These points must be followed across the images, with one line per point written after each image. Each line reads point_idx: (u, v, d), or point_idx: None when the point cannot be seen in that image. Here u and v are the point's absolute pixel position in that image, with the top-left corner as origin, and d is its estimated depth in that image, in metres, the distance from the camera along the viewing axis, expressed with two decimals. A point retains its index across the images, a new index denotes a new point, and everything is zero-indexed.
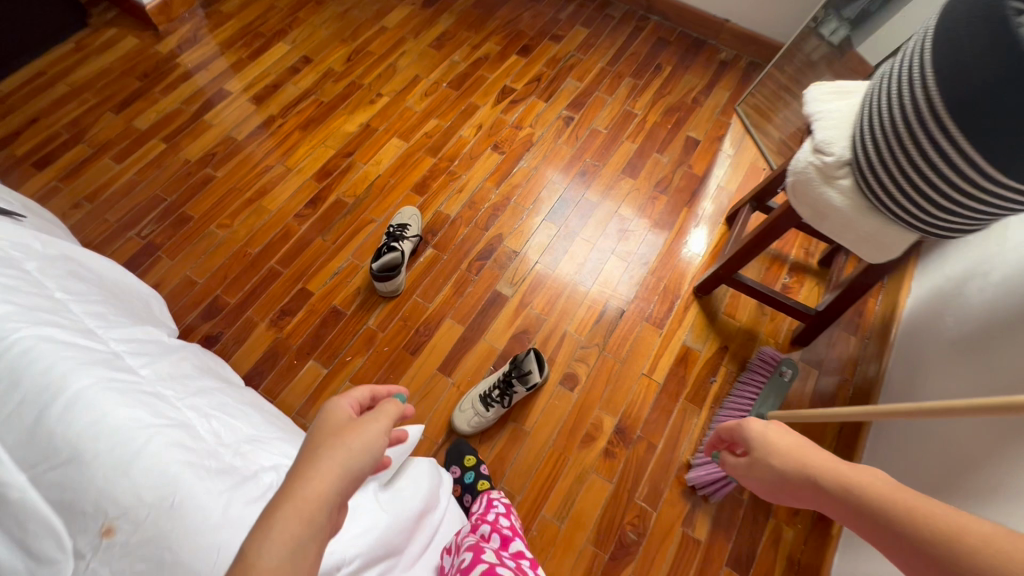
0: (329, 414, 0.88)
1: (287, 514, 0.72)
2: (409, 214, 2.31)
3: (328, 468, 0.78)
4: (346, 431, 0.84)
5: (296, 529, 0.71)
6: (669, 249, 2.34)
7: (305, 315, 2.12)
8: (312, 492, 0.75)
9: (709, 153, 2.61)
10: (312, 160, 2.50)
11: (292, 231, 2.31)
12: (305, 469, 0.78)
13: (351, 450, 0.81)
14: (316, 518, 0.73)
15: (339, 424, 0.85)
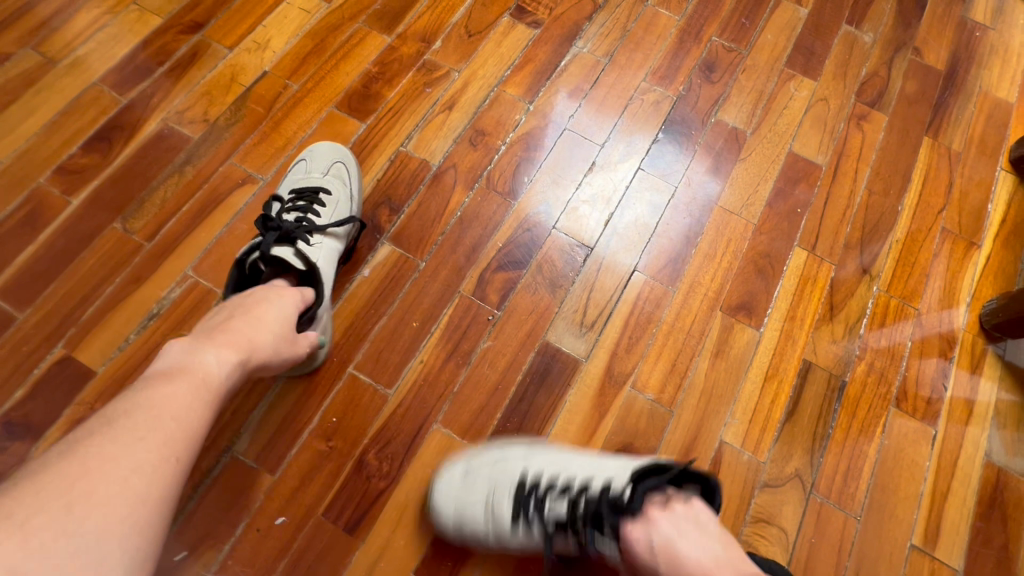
0: (266, 292, 0.76)
1: (165, 388, 0.59)
2: (328, 164, 0.97)
3: (242, 339, 0.69)
4: (257, 315, 0.72)
5: (161, 422, 0.56)
6: (910, 233, 1.08)
7: (68, 435, 0.83)
8: (217, 362, 0.65)
9: (949, 24, 1.29)
10: (105, 39, 1.09)
11: (45, 209, 0.95)
12: (200, 338, 0.67)
13: (263, 329, 0.71)
14: (188, 415, 0.59)
15: (261, 301, 0.75)
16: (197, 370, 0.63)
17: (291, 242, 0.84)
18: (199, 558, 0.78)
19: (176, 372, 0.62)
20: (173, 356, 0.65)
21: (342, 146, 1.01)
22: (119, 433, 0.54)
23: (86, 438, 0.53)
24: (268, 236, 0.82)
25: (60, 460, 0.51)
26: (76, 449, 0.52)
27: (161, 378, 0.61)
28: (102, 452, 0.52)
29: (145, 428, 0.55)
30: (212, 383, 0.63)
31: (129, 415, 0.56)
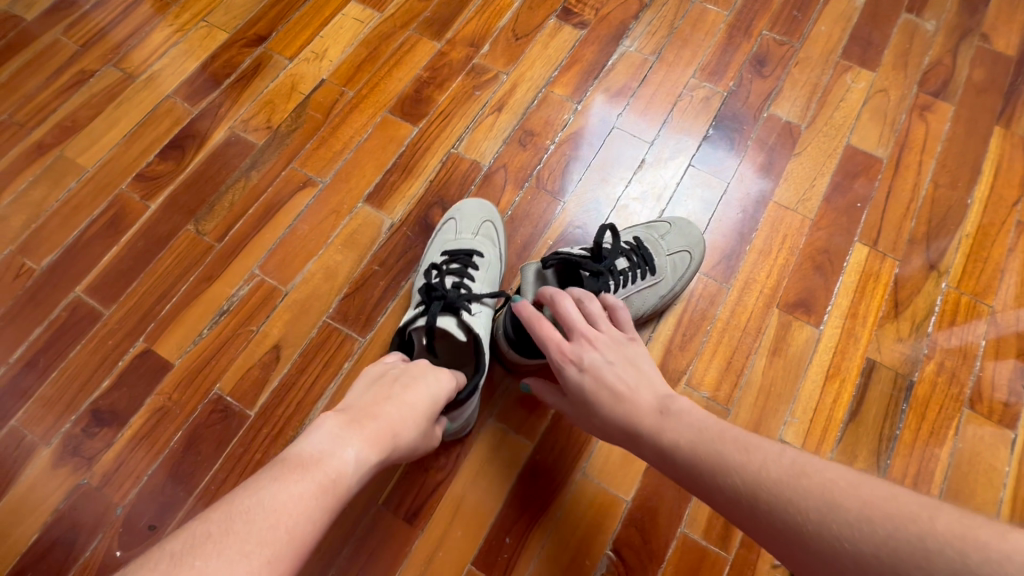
0: (419, 371, 0.68)
1: (300, 477, 0.49)
2: (477, 223, 0.96)
3: (393, 432, 0.59)
4: (411, 401, 0.63)
5: (282, 522, 0.46)
6: (980, 227, 1.02)
7: (149, 422, 0.88)
8: (360, 456, 0.54)
9: (1021, 7, 1.22)
10: (178, 55, 1.17)
11: (126, 213, 1.03)
12: (355, 421, 0.57)
13: (411, 420, 0.62)
14: (309, 525, 0.47)
15: (417, 385, 0.66)
16: (339, 459, 0.53)
17: (455, 312, 0.78)
18: None
19: (318, 460, 0.52)
20: (321, 437, 0.54)
21: (486, 207, 0.99)
22: (242, 531, 0.44)
23: (207, 531, 0.44)
24: (434, 305, 0.76)
25: (167, 565, 0.41)
26: (194, 543, 0.43)
27: (303, 458, 0.51)
28: (215, 561, 0.42)
29: (264, 528, 0.45)
30: (345, 488, 0.52)
31: (256, 503, 0.46)
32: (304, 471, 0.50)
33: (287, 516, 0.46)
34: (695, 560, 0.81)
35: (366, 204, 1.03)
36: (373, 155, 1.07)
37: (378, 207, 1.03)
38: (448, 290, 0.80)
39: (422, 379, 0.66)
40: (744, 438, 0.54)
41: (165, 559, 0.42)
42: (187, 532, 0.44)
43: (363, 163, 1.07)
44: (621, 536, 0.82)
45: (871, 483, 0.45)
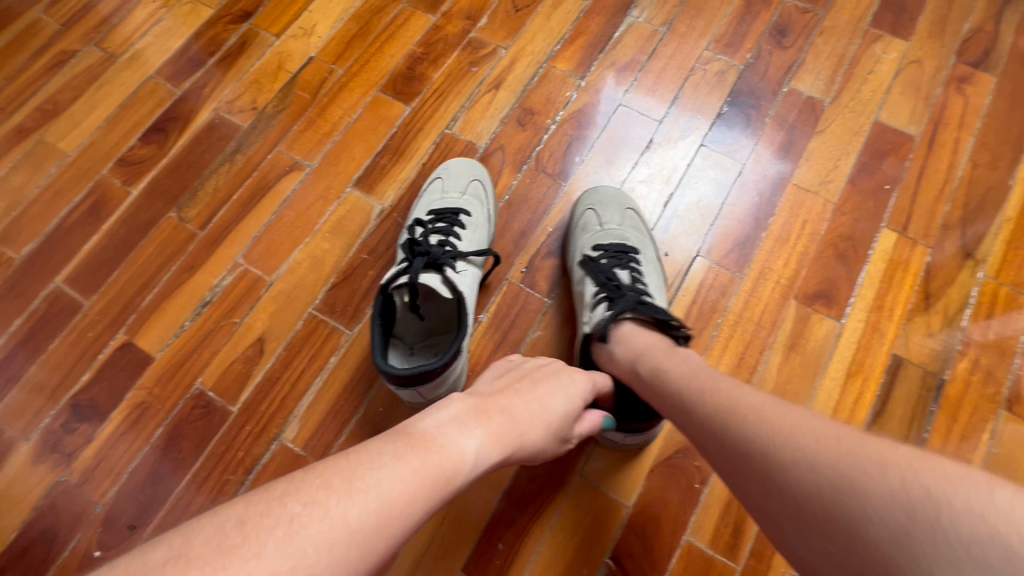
0: (564, 377, 0.66)
1: (417, 463, 0.45)
2: (464, 182, 0.92)
3: (516, 434, 0.55)
4: (540, 403, 0.60)
5: (391, 521, 0.42)
6: (1023, 211, 0.93)
7: (131, 417, 0.85)
8: (480, 452, 0.50)
9: None
10: (161, 33, 1.11)
11: (108, 199, 0.98)
12: (478, 413, 0.53)
13: (536, 422, 0.58)
14: (416, 525, 0.44)
15: (551, 389, 0.63)
16: (459, 451, 0.48)
17: (439, 269, 0.75)
18: None
19: (438, 446, 0.48)
20: (442, 420, 0.51)
21: (473, 162, 0.96)
22: (355, 517, 0.41)
23: (326, 500, 0.41)
24: (417, 261, 0.73)
25: (282, 535, 0.39)
26: (313, 511, 0.40)
27: (426, 439, 0.48)
28: (283, 530, 0.39)
29: (376, 523, 0.41)
30: (458, 486, 0.48)
31: (376, 485, 0.43)
32: (427, 455, 0.46)
33: (396, 515, 0.42)
34: (701, 570, 0.75)
35: (355, 188, 0.98)
36: (363, 137, 1.01)
37: (367, 191, 0.97)
38: (431, 246, 0.77)
39: (557, 383, 0.64)
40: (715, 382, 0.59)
41: (282, 522, 0.39)
42: (304, 491, 0.42)
43: (352, 146, 1.01)
44: (621, 543, 0.77)
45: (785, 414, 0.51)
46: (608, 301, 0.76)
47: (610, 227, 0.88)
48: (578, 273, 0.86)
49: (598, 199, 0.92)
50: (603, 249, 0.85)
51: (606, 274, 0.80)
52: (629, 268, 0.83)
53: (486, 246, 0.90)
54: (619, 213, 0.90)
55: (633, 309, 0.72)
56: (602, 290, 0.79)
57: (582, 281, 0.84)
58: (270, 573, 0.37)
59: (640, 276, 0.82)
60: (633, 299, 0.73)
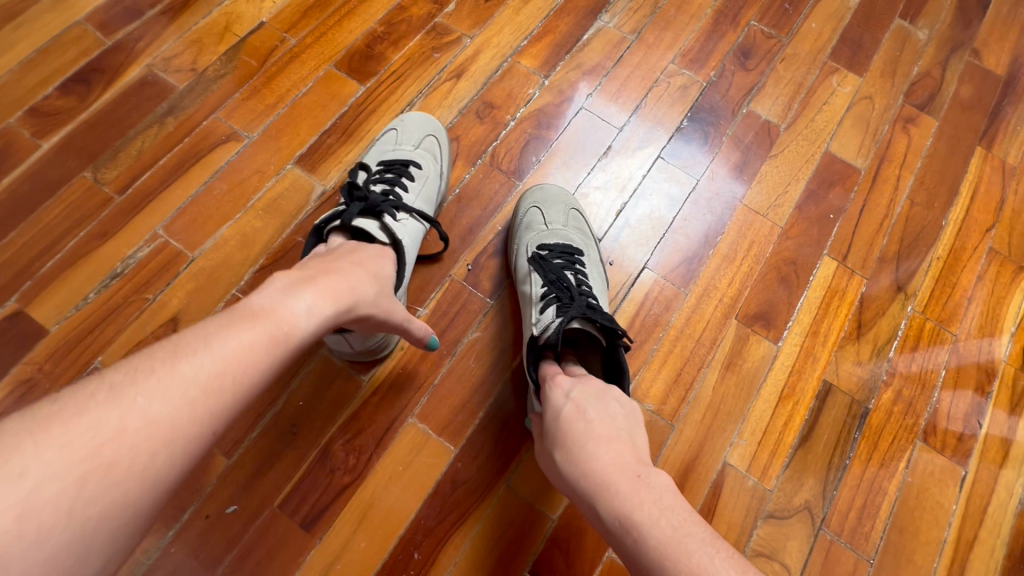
0: (359, 248, 0.66)
1: (253, 325, 0.47)
2: (419, 136, 0.89)
3: (349, 290, 0.56)
4: (358, 267, 0.60)
5: (234, 367, 0.45)
6: (952, 250, 0.97)
7: (13, 395, 0.76)
8: (303, 312, 0.51)
9: (1012, 27, 1.18)
10: None
11: (12, 150, 0.88)
12: (307, 279, 0.54)
13: (365, 283, 0.59)
14: (258, 370, 0.46)
15: (358, 261, 0.62)
16: (290, 310, 0.50)
17: (377, 216, 0.72)
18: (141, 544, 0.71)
19: (213, 338, 0.45)
20: (229, 315, 0.48)
21: (430, 117, 0.93)
22: (184, 370, 0.42)
23: (141, 369, 0.42)
24: (352, 205, 0.70)
25: (111, 399, 0.40)
26: (142, 374, 0.42)
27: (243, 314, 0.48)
28: (139, 397, 0.41)
29: (213, 370, 0.44)
30: (299, 338, 0.50)
31: (209, 343, 0.45)
32: (259, 318, 0.48)
33: (236, 364, 0.45)
34: None
35: (296, 166, 0.91)
36: (311, 113, 0.95)
37: (310, 170, 0.92)
38: (372, 193, 0.74)
39: (343, 262, 0.61)
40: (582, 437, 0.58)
41: (105, 388, 0.41)
42: (134, 365, 0.42)
43: (298, 121, 0.94)
44: (542, 557, 0.75)
45: (639, 483, 0.53)
46: (558, 303, 0.75)
47: (556, 227, 0.86)
48: (523, 267, 0.83)
49: (541, 196, 0.89)
50: (551, 249, 0.82)
51: (556, 274, 0.78)
52: (575, 268, 0.81)
53: (434, 202, 0.86)
54: (562, 212, 0.88)
55: (583, 315, 0.70)
56: (551, 290, 0.77)
57: (527, 274, 0.82)
58: (122, 429, 0.39)
59: (584, 278, 0.81)
60: (585, 305, 0.71)
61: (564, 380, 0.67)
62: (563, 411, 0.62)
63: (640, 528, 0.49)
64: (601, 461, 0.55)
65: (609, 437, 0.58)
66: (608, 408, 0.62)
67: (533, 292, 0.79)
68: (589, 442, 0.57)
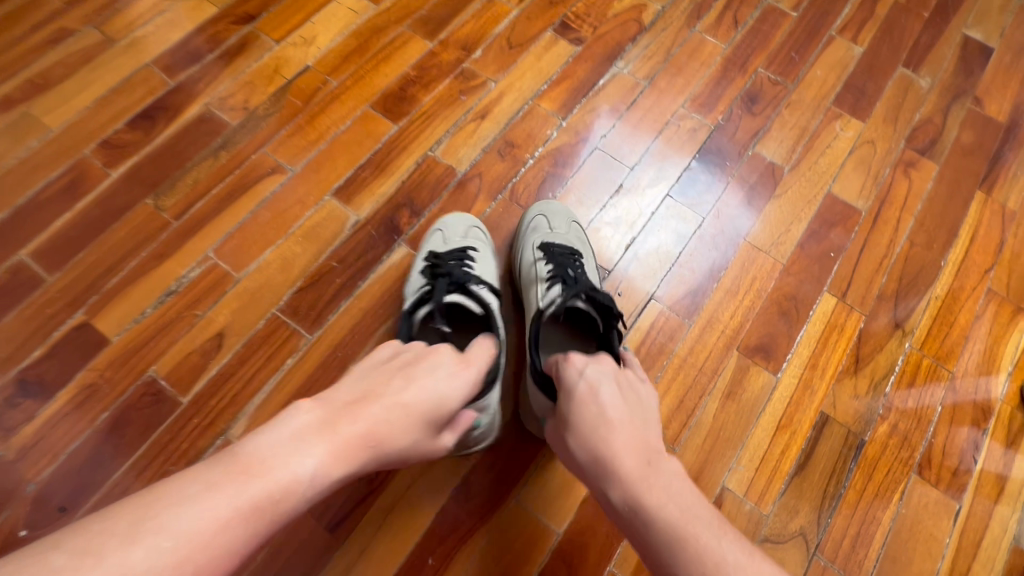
0: (439, 355, 0.66)
1: (250, 484, 0.48)
2: (465, 229, 0.96)
3: (377, 430, 0.57)
4: (399, 406, 0.59)
5: (223, 529, 0.46)
6: (950, 290, 1.01)
7: (77, 398, 0.85)
8: (308, 472, 0.51)
9: (1014, 76, 1.23)
10: (164, 23, 1.14)
11: (85, 178, 0.99)
12: (333, 420, 0.55)
13: (398, 429, 0.59)
14: (214, 561, 0.45)
15: (410, 385, 0.61)
16: (290, 472, 0.50)
17: (464, 288, 0.79)
18: None
19: (231, 480, 0.48)
20: (265, 445, 0.51)
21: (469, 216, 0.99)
22: (142, 556, 0.42)
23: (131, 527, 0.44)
24: (442, 284, 0.78)
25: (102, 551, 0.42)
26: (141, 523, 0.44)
27: (255, 463, 0.50)
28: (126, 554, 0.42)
29: (193, 537, 0.44)
30: (289, 503, 0.50)
31: (201, 501, 0.46)
32: (260, 473, 0.49)
33: (213, 535, 0.45)
34: None
35: (334, 197, 1.01)
36: (349, 149, 1.05)
37: (345, 201, 1.01)
38: (452, 269, 0.82)
39: (405, 377, 0.62)
40: (600, 426, 0.62)
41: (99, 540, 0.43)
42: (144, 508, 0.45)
43: (336, 156, 1.04)
44: (546, 568, 0.80)
45: (663, 479, 0.57)
46: (562, 284, 0.82)
47: (558, 232, 0.93)
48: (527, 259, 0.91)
49: (546, 206, 0.97)
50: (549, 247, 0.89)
51: (560, 261, 0.86)
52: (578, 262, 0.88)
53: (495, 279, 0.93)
54: (566, 223, 0.96)
55: (588, 294, 0.78)
56: (556, 272, 0.85)
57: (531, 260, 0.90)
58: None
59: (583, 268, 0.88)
60: (591, 286, 0.79)
61: (578, 360, 0.69)
62: (576, 391, 0.65)
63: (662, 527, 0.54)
64: (609, 449, 0.60)
65: (628, 423, 0.62)
66: (622, 397, 0.65)
67: (536, 275, 0.88)
68: (607, 434, 0.61)
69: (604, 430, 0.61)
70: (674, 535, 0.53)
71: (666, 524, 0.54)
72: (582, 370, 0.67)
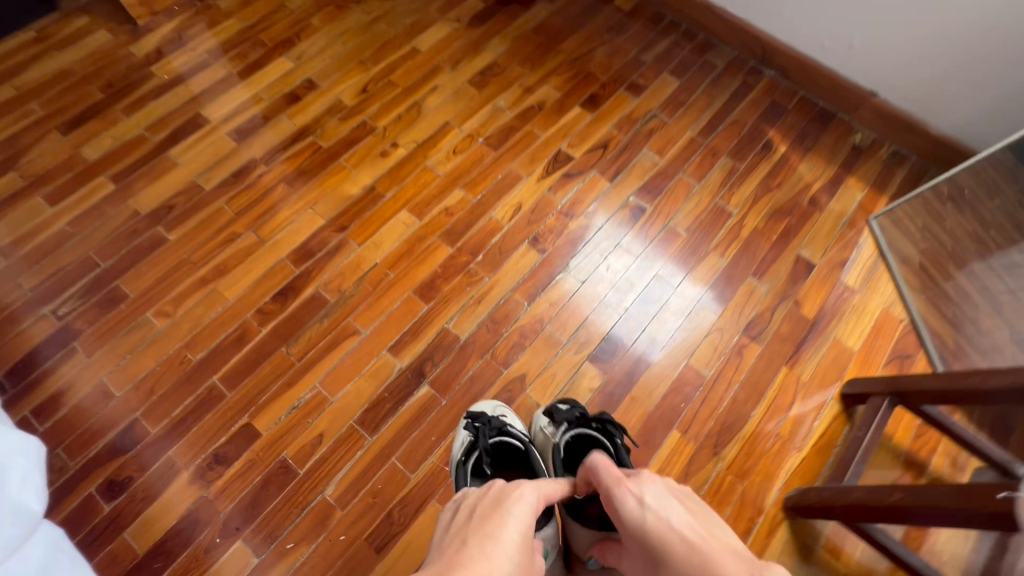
0: (522, 493, 1.03)
1: None
2: (493, 408, 1.57)
3: (500, 562, 0.90)
4: (508, 540, 0.94)
5: None
6: (753, 432, 1.67)
7: (245, 466, 1.56)
8: None
9: (825, 285, 1.90)
10: (294, 229, 1.91)
11: (248, 332, 1.74)
12: (470, 559, 0.89)
13: (510, 554, 0.92)
14: None
15: (507, 515, 0.98)
16: None
17: (502, 433, 1.41)
18: (300, 549, 1.48)
19: None
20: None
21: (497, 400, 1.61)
22: None
23: None
24: (491, 429, 1.41)
25: None
26: None
27: (460, 552, 0.91)
28: None
29: None
30: None
31: None
32: None
33: None
34: None
35: (388, 351, 1.72)
36: (398, 319, 1.77)
37: (394, 354, 1.72)
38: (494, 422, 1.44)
39: (502, 516, 0.97)
40: (674, 535, 0.93)
41: None
42: None
43: (391, 324, 1.76)
44: None
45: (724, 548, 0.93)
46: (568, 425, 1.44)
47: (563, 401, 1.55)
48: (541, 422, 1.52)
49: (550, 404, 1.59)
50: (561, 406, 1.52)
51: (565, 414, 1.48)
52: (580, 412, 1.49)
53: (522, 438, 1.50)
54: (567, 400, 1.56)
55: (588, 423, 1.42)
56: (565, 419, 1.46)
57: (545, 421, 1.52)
58: None
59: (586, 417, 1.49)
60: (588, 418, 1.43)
61: (633, 485, 1.00)
62: (650, 517, 0.95)
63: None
64: (667, 523, 0.95)
65: (686, 525, 0.95)
66: (670, 506, 0.98)
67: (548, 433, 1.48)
68: (680, 536, 0.93)
69: (684, 533, 0.94)
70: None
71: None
72: (649, 495, 0.99)
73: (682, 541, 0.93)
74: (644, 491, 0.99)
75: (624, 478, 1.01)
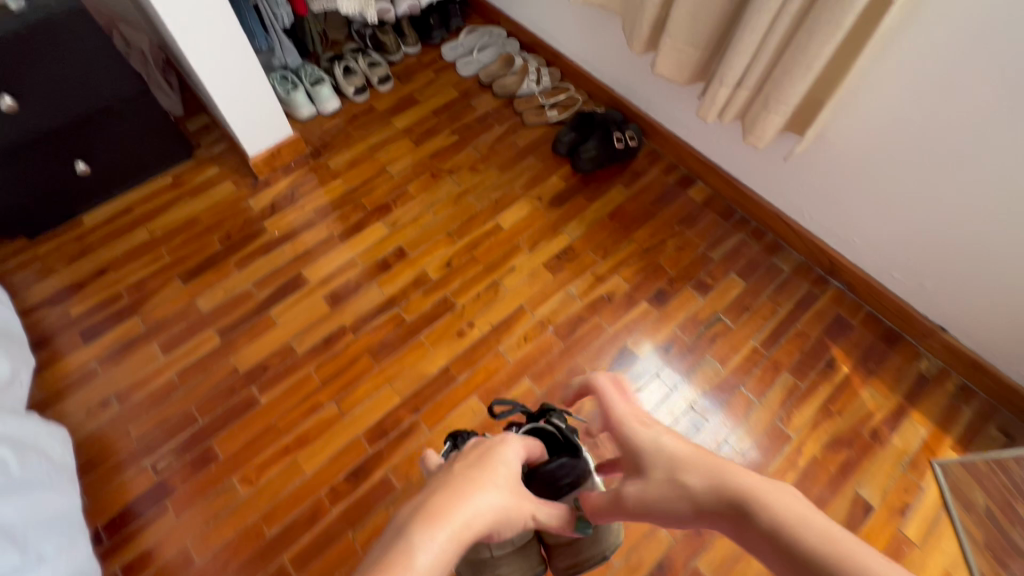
0: (513, 441, 1.29)
1: (466, 491, 1.04)
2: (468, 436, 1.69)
3: (510, 474, 1.18)
4: (511, 466, 1.20)
5: (470, 522, 0.99)
6: None
7: None
8: (492, 505, 1.06)
9: (883, 533, 1.88)
10: (372, 406, 2.06)
11: (320, 512, 1.86)
12: (478, 465, 1.15)
13: (514, 474, 1.19)
14: (476, 523, 1.00)
15: (507, 443, 1.26)
16: (483, 498, 1.05)
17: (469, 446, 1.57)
18: None
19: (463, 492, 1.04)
20: (464, 478, 1.09)
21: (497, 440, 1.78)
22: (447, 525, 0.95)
23: (433, 509, 0.97)
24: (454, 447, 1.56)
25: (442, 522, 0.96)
26: (434, 512, 0.97)
27: (459, 478, 1.09)
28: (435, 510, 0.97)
29: (467, 518, 0.99)
30: (490, 508, 1.05)
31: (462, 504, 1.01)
32: (463, 484, 1.07)
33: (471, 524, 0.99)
34: None
35: None
36: None
37: None
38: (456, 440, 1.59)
39: (500, 446, 1.24)
40: (666, 452, 1.08)
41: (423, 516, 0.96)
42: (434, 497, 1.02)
43: None
44: None
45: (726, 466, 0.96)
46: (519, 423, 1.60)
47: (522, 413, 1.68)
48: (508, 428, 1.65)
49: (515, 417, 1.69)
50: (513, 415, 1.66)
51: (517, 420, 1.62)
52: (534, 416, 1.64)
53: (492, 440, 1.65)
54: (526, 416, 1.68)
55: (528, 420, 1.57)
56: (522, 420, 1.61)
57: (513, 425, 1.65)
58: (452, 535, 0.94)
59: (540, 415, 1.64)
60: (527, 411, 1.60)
61: (638, 424, 1.21)
62: (644, 436, 1.15)
63: (776, 523, 0.82)
64: (667, 443, 1.10)
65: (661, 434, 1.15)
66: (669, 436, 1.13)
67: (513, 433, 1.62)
68: (662, 445, 1.10)
69: (669, 452, 1.08)
70: (753, 498, 0.87)
71: (763, 513, 0.84)
72: (646, 432, 1.17)
73: (656, 445, 1.11)
74: (647, 435, 1.16)
75: (617, 407, 1.32)
